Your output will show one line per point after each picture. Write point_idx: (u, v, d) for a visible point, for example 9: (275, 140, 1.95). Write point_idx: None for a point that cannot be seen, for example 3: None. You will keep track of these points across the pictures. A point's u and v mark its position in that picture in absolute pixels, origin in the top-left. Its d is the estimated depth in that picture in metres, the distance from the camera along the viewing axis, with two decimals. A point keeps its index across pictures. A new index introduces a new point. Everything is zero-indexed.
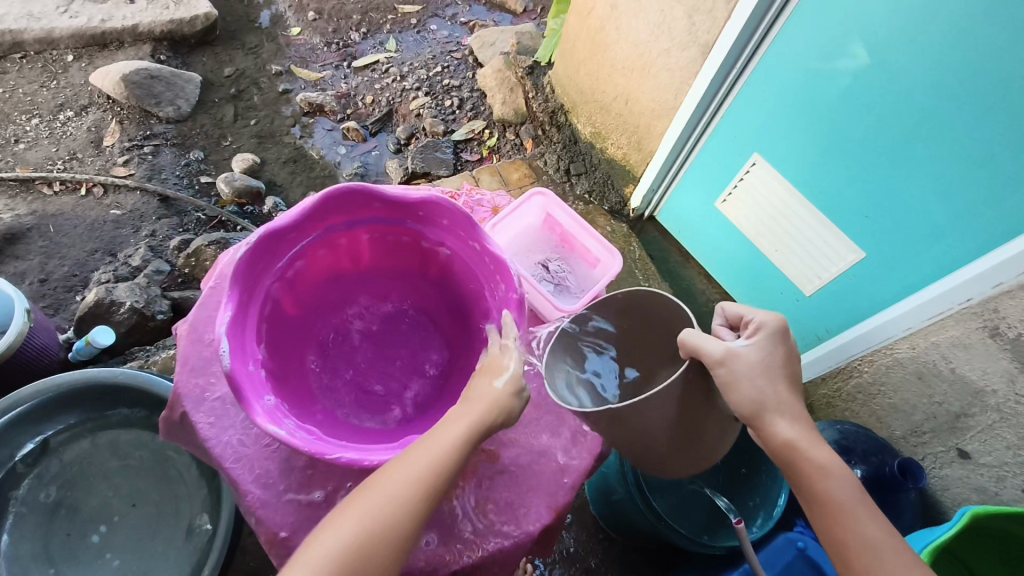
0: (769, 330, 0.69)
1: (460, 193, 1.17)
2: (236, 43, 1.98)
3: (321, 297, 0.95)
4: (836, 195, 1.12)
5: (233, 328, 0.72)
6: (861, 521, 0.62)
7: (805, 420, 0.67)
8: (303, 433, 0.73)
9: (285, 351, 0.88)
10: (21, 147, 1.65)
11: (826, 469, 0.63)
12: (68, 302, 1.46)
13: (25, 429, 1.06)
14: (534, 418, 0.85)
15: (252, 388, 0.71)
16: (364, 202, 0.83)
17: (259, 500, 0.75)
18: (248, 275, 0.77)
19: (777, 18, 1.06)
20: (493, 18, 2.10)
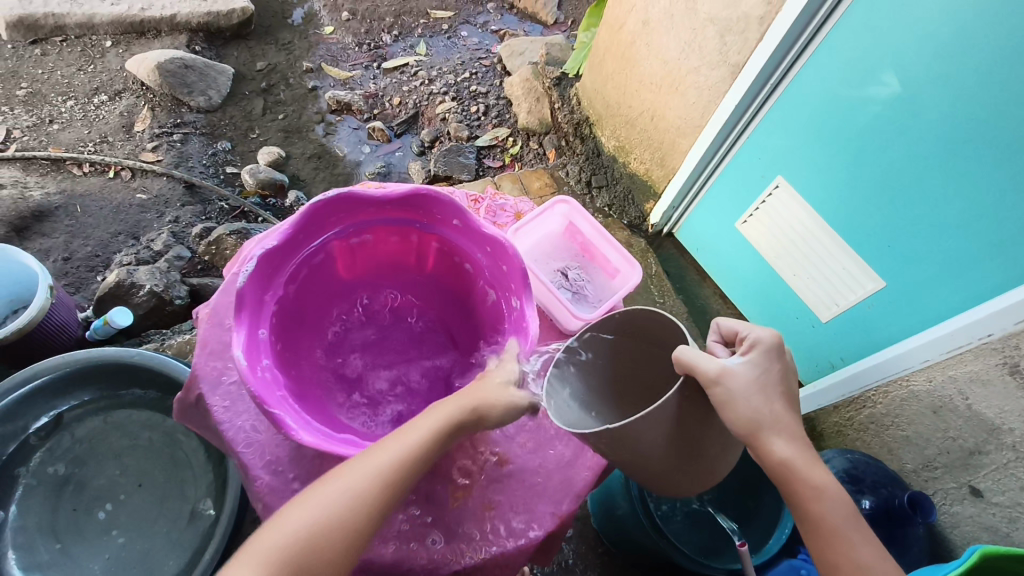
0: (764, 346, 0.70)
1: (483, 196, 1.14)
2: (270, 38, 2.01)
3: (345, 290, 0.96)
4: (860, 221, 1.11)
5: (270, 257, 0.76)
6: (854, 546, 0.64)
7: (802, 440, 0.69)
8: (280, 385, 0.74)
9: (301, 337, 0.88)
10: (55, 127, 1.69)
11: (819, 490, 0.66)
12: (89, 282, 1.48)
13: (40, 403, 1.07)
14: (543, 425, 0.85)
15: (252, 315, 0.73)
16: (398, 205, 0.83)
17: (267, 486, 0.76)
18: (314, 223, 0.80)
19: (810, 42, 1.06)
20: (524, 28, 2.11)
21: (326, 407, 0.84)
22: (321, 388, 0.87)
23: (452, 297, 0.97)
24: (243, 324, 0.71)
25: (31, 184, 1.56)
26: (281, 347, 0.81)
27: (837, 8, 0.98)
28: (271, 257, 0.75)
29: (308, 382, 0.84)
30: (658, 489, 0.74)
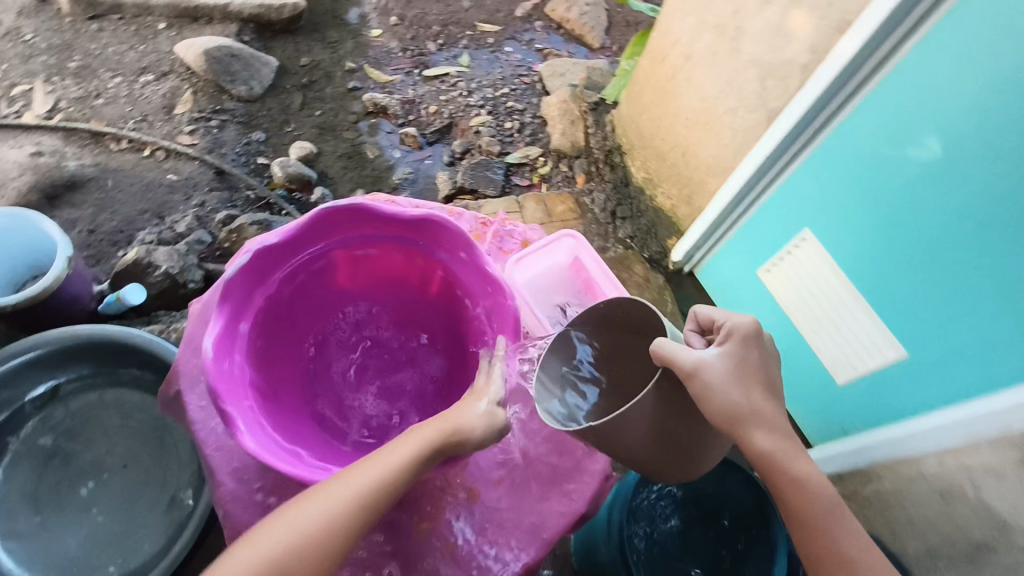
0: (740, 336, 0.74)
1: (493, 220, 1.12)
2: (317, 36, 1.99)
3: (345, 295, 0.99)
4: (886, 288, 1.05)
5: (267, 252, 0.80)
6: (840, 536, 0.68)
7: (781, 428, 0.72)
8: (243, 380, 0.78)
9: (287, 333, 0.92)
10: (99, 101, 1.73)
11: (801, 480, 0.69)
12: (110, 256, 1.51)
13: (38, 373, 1.09)
14: (520, 465, 0.85)
15: (233, 307, 0.78)
16: (404, 225, 0.85)
17: (230, 494, 0.77)
18: (318, 228, 0.84)
19: (851, 98, 1.02)
20: (569, 49, 2.08)
21: (292, 409, 0.88)
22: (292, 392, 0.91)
23: (445, 327, 0.99)
24: (223, 313, 0.76)
25: (69, 155, 1.62)
26: (261, 342, 0.86)
27: (883, 65, 0.94)
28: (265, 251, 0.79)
29: (278, 383, 0.89)
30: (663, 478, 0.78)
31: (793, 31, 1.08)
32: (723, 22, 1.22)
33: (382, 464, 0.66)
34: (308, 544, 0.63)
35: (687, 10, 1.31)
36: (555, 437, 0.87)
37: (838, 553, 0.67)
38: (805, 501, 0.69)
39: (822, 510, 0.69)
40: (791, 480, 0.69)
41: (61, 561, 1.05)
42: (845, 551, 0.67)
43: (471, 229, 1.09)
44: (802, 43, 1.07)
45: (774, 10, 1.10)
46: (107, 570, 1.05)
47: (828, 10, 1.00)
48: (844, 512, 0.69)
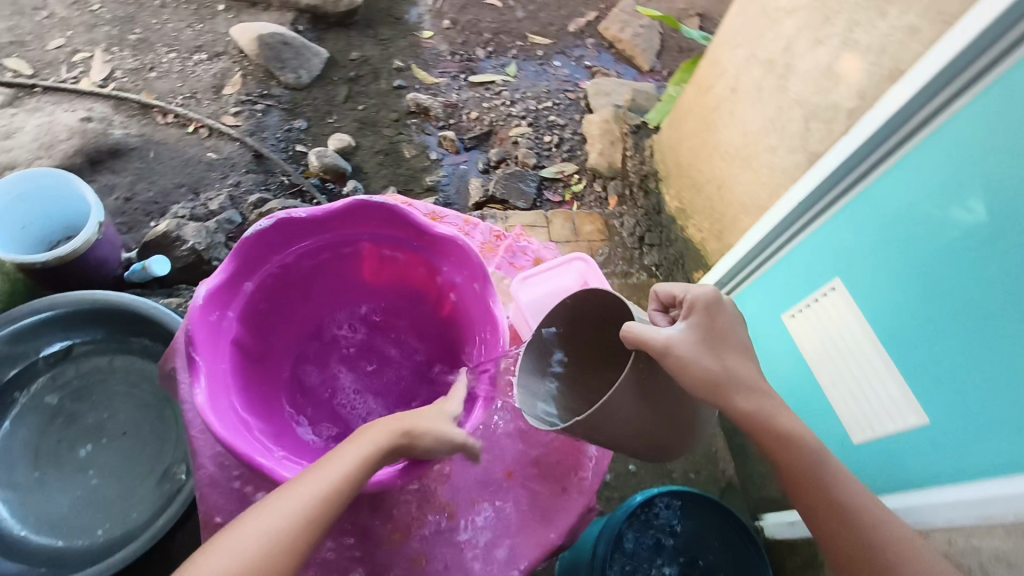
0: (701, 304, 0.77)
1: (507, 234, 1.11)
2: (370, 31, 2.02)
3: (363, 289, 1.00)
4: (914, 354, 0.96)
5: (293, 226, 0.82)
6: (828, 487, 0.74)
7: (757, 389, 0.75)
8: (227, 336, 0.81)
9: (293, 306, 0.95)
10: (153, 75, 1.78)
11: (785, 438, 0.74)
12: (142, 225, 1.55)
13: (52, 331, 1.12)
14: (503, 487, 0.84)
15: (244, 264, 0.81)
16: (429, 238, 0.85)
17: (208, 478, 0.80)
18: (351, 217, 0.85)
19: (893, 150, 0.97)
20: (618, 69, 2.06)
21: (265, 382, 0.90)
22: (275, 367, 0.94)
23: (442, 350, 0.98)
24: (233, 267, 0.80)
25: (116, 123, 1.66)
26: (263, 306, 0.88)
27: (927, 123, 0.90)
28: (288, 226, 0.82)
29: (264, 351, 0.92)
30: (657, 456, 0.79)
31: (844, 74, 1.05)
32: (773, 58, 1.20)
33: (330, 474, 0.65)
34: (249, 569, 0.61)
35: (738, 42, 1.29)
36: (539, 462, 0.86)
37: (829, 499, 0.73)
38: (796, 456, 0.74)
39: (813, 463, 0.74)
40: (782, 437, 0.74)
41: (52, 519, 1.07)
42: (835, 496, 0.73)
43: (483, 240, 1.08)
44: (851, 87, 1.04)
45: (826, 51, 1.08)
46: (94, 534, 1.07)
47: (880, 55, 0.97)
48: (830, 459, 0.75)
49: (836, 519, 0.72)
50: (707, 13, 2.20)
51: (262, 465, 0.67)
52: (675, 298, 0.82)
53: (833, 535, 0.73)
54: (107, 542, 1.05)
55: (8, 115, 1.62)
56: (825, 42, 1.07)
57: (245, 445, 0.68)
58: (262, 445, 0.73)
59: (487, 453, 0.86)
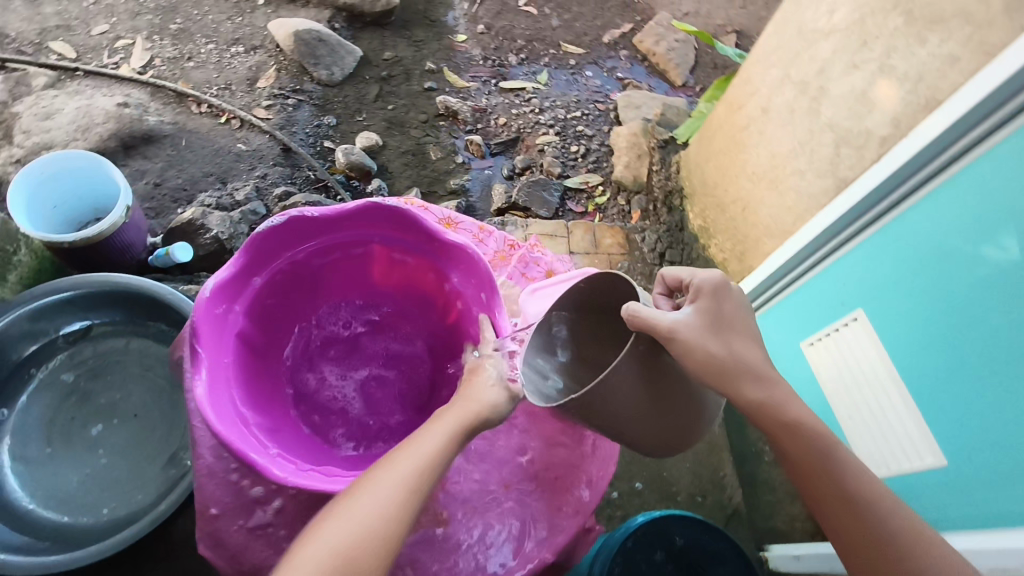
0: (708, 289, 0.74)
1: (522, 244, 1.10)
2: (405, 32, 2.03)
3: (373, 289, 1.01)
4: (939, 392, 0.92)
5: (304, 224, 0.83)
6: (841, 477, 0.70)
7: (767, 375, 0.72)
8: (232, 331, 0.81)
9: (301, 302, 0.96)
10: (190, 65, 1.82)
11: (795, 426, 0.71)
12: (169, 211, 1.58)
13: (72, 311, 1.14)
14: (498, 498, 0.84)
15: (253, 260, 0.82)
16: (439, 243, 0.85)
17: (207, 468, 0.82)
18: (363, 217, 0.86)
19: (929, 179, 0.93)
20: (650, 82, 2.04)
21: (269, 378, 0.91)
22: (281, 363, 0.94)
23: (446, 359, 0.98)
24: (242, 263, 0.80)
25: (152, 110, 1.70)
26: (271, 302, 0.89)
27: (969, 151, 0.86)
28: (299, 222, 0.82)
29: (270, 347, 0.92)
30: (660, 453, 0.76)
31: (878, 100, 1.02)
32: (807, 80, 1.18)
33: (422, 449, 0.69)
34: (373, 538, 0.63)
35: (772, 62, 1.26)
36: (535, 477, 0.86)
37: (837, 489, 0.69)
38: (803, 445, 0.70)
39: (821, 452, 0.70)
40: (788, 425, 0.71)
41: (60, 495, 1.09)
42: (845, 486, 0.70)
43: (497, 248, 1.07)
44: (885, 114, 1.01)
45: (861, 77, 1.05)
46: (99, 513, 1.08)
47: (917, 84, 0.95)
48: (839, 448, 0.71)
49: (847, 510, 0.69)
50: (745, 31, 2.17)
51: (257, 462, 0.67)
52: (681, 282, 0.79)
53: (844, 527, 0.69)
54: (111, 521, 1.07)
55: (49, 96, 1.66)
56: (861, 67, 1.05)
57: (241, 441, 0.69)
58: (258, 442, 0.74)
59: (484, 463, 0.85)
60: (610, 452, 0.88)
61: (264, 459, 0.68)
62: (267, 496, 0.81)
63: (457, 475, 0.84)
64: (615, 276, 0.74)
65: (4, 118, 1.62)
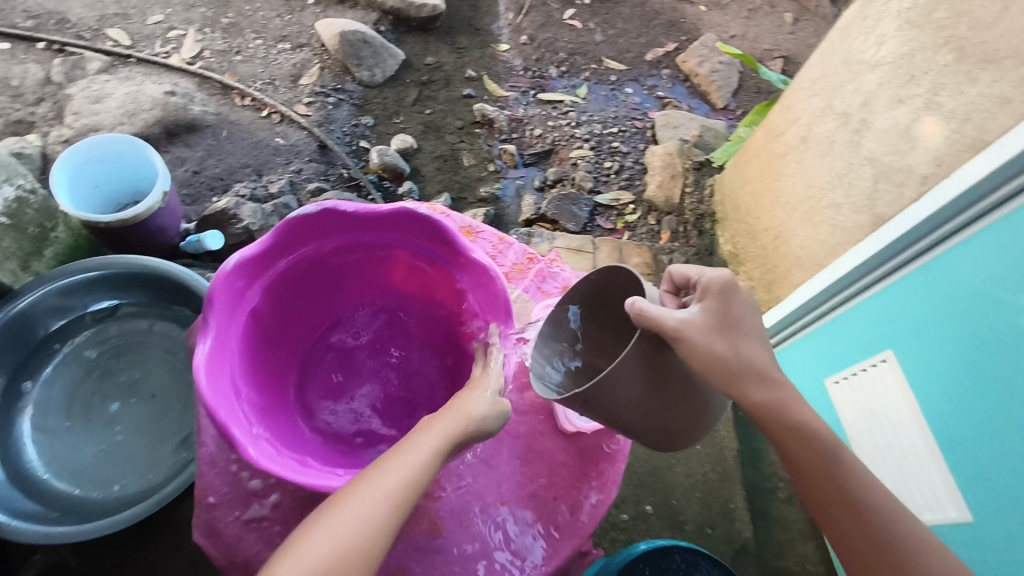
0: (715, 288, 0.71)
1: (541, 258, 1.08)
2: (448, 39, 2.05)
3: (392, 290, 1.02)
4: (974, 451, 0.86)
5: (339, 216, 0.84)
6: (843, 480, 0.70)
7: (772, 376, 0.72)
8: (247, 307, 0.83)
9: (320, 288, 0.97)
10: (238, 58, 1.87)
11: (796, 428, 0.71)
12: (205, 199, 1.62)
13: (101, 289, 1.17)
14: (495, 512, 0.83)
15: (284, 241, 0.83)
16: (464, 262, 0.86)
17: (209, 456, 0.83)
18: (397, 222, 0.87)
19: (971, 222, 0.87)
20: (690, 103, 2.02)
21: (272, 360, 0.93)
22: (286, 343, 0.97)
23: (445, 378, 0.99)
24: (273, 242, 0.82)
25: (197, 100, 1.74)
26: (292, 283, 0.91)
27: (1016, 194, 0.81)
28: (334, 215, 0.83)
29: (279, 327, 0.94)
30: (671, 449, 0.75)
31: (922, 138, 0.99)
32: (850, 111, 1.14)
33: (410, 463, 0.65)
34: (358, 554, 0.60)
35: (815, 91, 1.23)
36: (533, 495, 0.85)
37: (840, 492, 0.69)
38: (806, 447, 0.71)
39: (823, 455, 0.70)
40: (792, 427, 0.71)
41: (74, 467, 1.11)
42: (848, 490, 0.69)
43: (515, 261, 1.06)
44: (927, 152, 0.97)
45: (905, 112, 1.02)
46: (110, 488, 1.10)
47: (964, 123, 0.91)
48: (843, 451, 0.71)
49: (850, 514, 0.69)
50: (792, 57, 2.13)
51: (241, 448, 0.68)
52: (689, 280, 0.76)
53: (848, 531, 0.69)
54: (120, 498, 1.09)
55: (102, 81, 1.72)
56: (907, 102, 1.02)
57: (232, 422, 0.70)
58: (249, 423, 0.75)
59: (482, 476, 0.85)
60: (613, 477, 0.87)
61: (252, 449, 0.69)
62: (265, 489, 0.82)
63: (454, 486, 0.83)
64: (622, 269, 0.76)
65: (58, 99, 1.68)
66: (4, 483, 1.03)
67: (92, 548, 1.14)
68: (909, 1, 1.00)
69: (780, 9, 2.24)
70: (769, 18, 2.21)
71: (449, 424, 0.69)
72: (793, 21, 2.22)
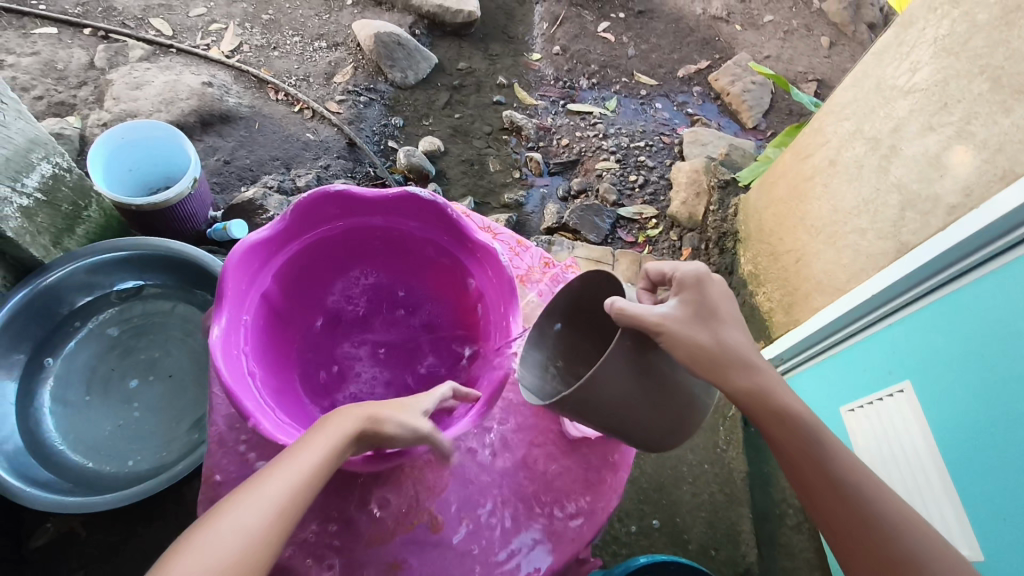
0: (690, 280, 0.71)
1: (558, 263, 1.09)
2: (482, 45, 2.07)
3: (447, 310, 1.03)
4: (990, 489, 0.83)
5: (432, 211, 0.89)
6: (829, 463, 0.69)
7: (755, 363, 0.71)
8: (322, 236, 0.91)
9: (396, 266, 1.03)
10: (275, 54, 1.91)
11: (781, 411, 0.70)
12: (234, 188, 1.65)
13: (127, 269, 1.20)
14: (494, 512, 0.83)
15: (385, 206, 0.90)
16: (501, 299, 0.85)
17: (218, 436, 0.85)
18: (475, 246, 0.88)
19: (996, 253, 0.85)
20: (720, 121, 2.00)
21: (311, 294, 0.99)
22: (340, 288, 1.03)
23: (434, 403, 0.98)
24: (375, 201, 0.89)
25: (232, 92, 1.78)
26: (376, 243, 0.98)
27: None
28: (432, 209, 0.88)
29: (341, 273, 1.01)
30: (670, 446, 0.74)
31: (952, 166, 0.98)
32: (879, 136, 1.13)
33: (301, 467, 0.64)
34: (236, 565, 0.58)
35: (846, 114, 1.22)
36: (533, 497, 0.85)
37: (827, 478, 0.68)
38: (789, 433, 0.70)
39: (808, 441, 0.69)
40: (775, 413, 0.70)
41: (90, 441, 1.14)
42: (835, 477, 0.68)
43: (531, 264, 1.07)
44: (956, 181, 0.96)
45: (936, 139, 1.01)
46: (124, 463, 1.12)
47: (996, 154, 0.90)
48: (827, 436, 0.70)
49: (838, 497, 0.68)
50: (827, 81, 2.11)
51: (210, 336, 0.73)
52: (665, 276, 0.76)
53: (838, 516, 0.68)
54: (132, 473, 1.11)
55: (143, 69, 1.77)
56: (937, 130, 1.01)
57: (225, 316, 0.76)
58: (241, 332, 0.80)
59: (483, 475, 0.85)
60: (615, 489, 0.88)
61: (228, 370, 0.72)
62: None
63: (456, 484, 0.83)
64: (597, 271, 0.77)
65: (99, 83, 1.73)
66: (20, 451, 1.05)
67: (102, 521, 1.16)
68: (946, 28, 0.99)
69: (817, 32, 2.22)
70: (805, 41, 2.20)
71: (343, 422, 0.67)
72: (829, 45, 2.20)
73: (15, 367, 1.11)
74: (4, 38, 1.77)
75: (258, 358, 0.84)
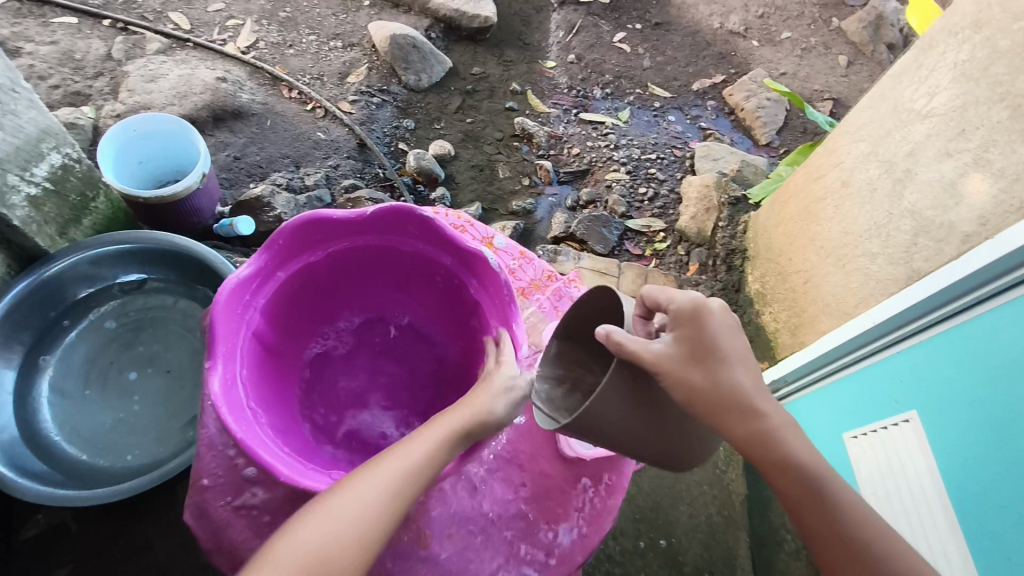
0: (686, 313, 0.69)
1: (561, 276, 1.09)
2: (496, 51, 2.07)
3: (468, 363, 1.03)
4: (997, 528, 0.79)
5: (480, 266, 0.88)
6: (836, 516, 0.67)
7: (757, 401, 0.69)
8: (393, 244, 0.94)
9: (446, 305, 1.03)
10: (290, 52, 1.91)
11: (784, 463, 0.68)
12: (242, 185, 1.65)
13: (131, 261, 1.20)
14: (482, 528, 0.83)
15: (456, 249, 0.90)
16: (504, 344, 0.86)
17: (208, 439, 0.85)
18: (499, 307, 0.87)
19: (1015, 285, 0.83)
20: (732, 136, 1.99)
21: (371, 283, 1.05)
22: (402, 294, 1.07)
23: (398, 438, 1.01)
24: (438, 236, 0.90)
25: (246, 88, 1.78)
26: (440, 280, 0.98)
27: None
28: (480, 265, 0.87)
29: (403, 284, 1.05)
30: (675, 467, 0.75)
31: (967, 195, 0.96)
32: (894, 160, 1.11)
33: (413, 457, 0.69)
34: (357, 540, 0.64)
35: (861, 135, 1.20)
36: (522, 516, 0.85)
37: (837, 534, 0.67)
38: (792, 483, 0.68)
39: (814, 493, 0.67)
40: (777, 464, 0.68)
41: (86, 433, 1.13)
42: (840, 529, 0.67)
43: (533, 277, 1.06)
44: (971, 210, 0.95)
45: (952, 165, 0.99)
46: (120, 457, 1.12)
47: (1014, 183, 0.88)
48: (835, 488, 0.68)
49: (843, 553, 0.67)
50: (843, 100, 2.09)
51: (236, 271, 0.81)
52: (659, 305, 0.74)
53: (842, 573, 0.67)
54: (129, 468, 1.10)
55: (158, 61, 1.77)
56: (954, 156, 0.99)
57: (258, 263, 0.83)
58: (268, 288, 0.87)
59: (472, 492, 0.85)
60: (607, 510, 0.87)
61: (224, 309, 0.78)
62: (256, 481, 0.84)
63: (445, 498, 0.83)
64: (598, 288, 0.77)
65: (115, 75, 1.74)
66: (16, 441, 1.05)
67: (92, 515, 1.16)
68: (967, 52, 0.98)
69: (835, 50, 2.20)
70: (822, 59, 2.18)
71: (453, 418, 0.74)
72: (847, 64, 2.18)
73: (14, 357, 1.11)
74: (23, 26, 1.78)
75: (270, 314, 0.90)
